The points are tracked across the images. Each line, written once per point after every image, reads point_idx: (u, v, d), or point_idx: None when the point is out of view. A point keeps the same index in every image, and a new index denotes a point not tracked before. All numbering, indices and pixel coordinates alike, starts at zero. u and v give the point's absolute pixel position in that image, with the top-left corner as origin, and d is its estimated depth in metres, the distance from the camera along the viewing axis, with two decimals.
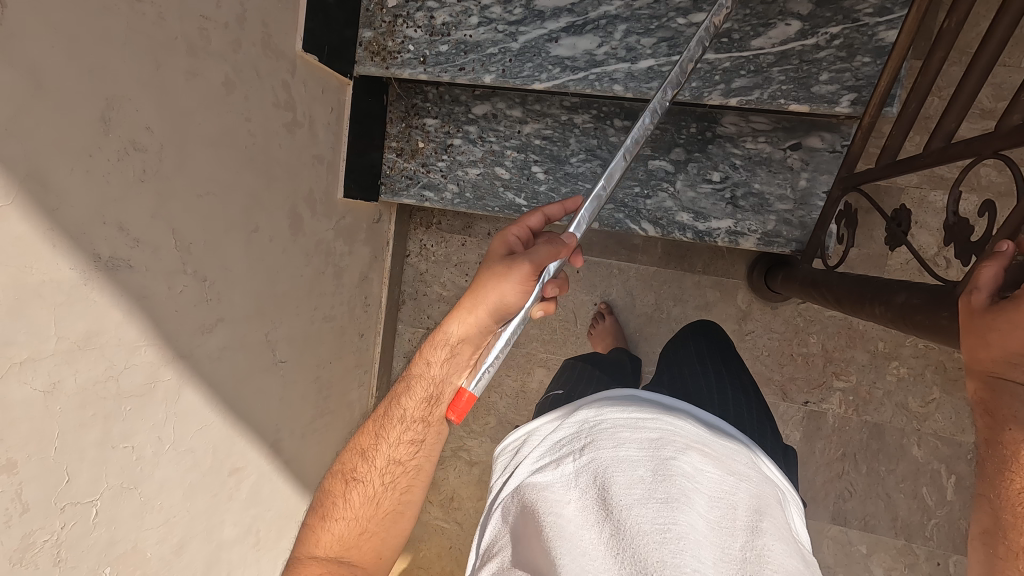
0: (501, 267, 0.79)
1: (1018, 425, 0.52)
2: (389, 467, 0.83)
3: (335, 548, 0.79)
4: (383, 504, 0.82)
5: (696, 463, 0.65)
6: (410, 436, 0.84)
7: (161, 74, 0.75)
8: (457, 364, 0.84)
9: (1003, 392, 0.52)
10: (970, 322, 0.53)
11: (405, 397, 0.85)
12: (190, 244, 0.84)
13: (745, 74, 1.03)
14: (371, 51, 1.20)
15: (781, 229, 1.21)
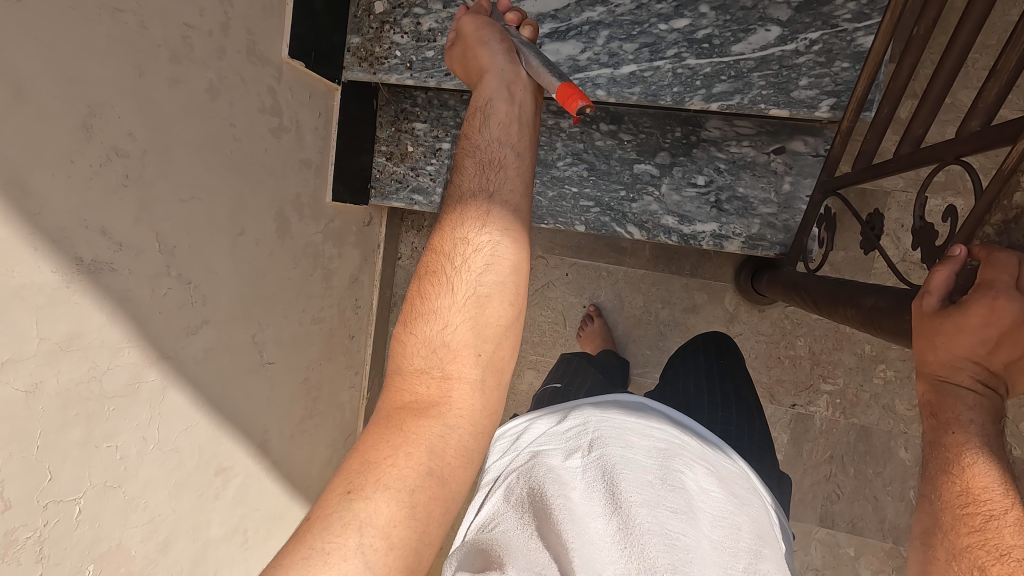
0: (476, 35, 0.76)
1: (959, 425, 0.54)
2: (460, 250, 0.68)
3: (424, 361, 0.63)
4: (463, 296, 0.65)
5: (704, 483, 0.68)
6: (474, 213, 0.70)
7: (143, 82, 0.77)
8: (505, 124, 0.74)
9: (948, 393, 0.55)
10: (919, 326, 0.55)
11: (455, 187, 0.74)
12: (173, 247, 0.86)
13: (726, 79, 1.04)
14: (359, 57, 1.22)
15: (765, 233, 1.22)
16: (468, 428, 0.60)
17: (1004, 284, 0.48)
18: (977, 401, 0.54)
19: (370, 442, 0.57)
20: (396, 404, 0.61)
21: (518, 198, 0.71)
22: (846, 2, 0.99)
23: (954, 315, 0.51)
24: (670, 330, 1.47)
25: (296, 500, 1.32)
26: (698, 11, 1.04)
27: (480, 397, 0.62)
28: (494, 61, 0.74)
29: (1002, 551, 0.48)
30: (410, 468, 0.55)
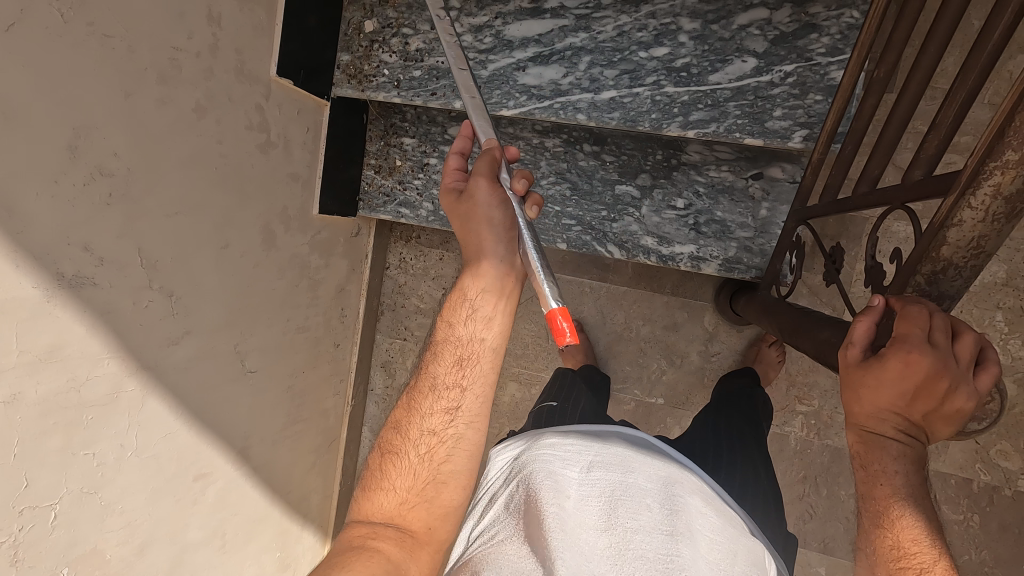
0: (486, 208, 0.82)
1: (882, 481, 0.58)
2: (435, 413, 0.79)
3: (383, 519, 0.73)
4: (423, 465, 0.77)
5: (700, 514, 0.69)
6: (444, 403, 0.80)
7: (130, 103, 0.79)
8: (487, 316, 0.84)
9: (875, 446, 0.58)
10: (844, 374, 0.58)
11: (428, 369, 0.83)
12: (156, 261, 0.88)
13: (703, 108, 1.07)
14: (348, 73, 1.24)
15: (742, 256, 1.24)
16: (419, 571, 0.70)
17: (919, 338, 0.51)
18: (898, 452, 0.57)
19: (336, 556, 0.65)
20: (355, 533, 0.71)
21: (484, 395, 0.81)
22: (821, 36, 1.01)
23: (878, 366, 0.54)
24: (651, 347, 1.49)
25: (276, 505, 1.35)
26: (677, 41, 1.07)
27: (427, 559, 0.72)
28: (495, 250, 0.83)
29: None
30: (372, 569, 0.63)
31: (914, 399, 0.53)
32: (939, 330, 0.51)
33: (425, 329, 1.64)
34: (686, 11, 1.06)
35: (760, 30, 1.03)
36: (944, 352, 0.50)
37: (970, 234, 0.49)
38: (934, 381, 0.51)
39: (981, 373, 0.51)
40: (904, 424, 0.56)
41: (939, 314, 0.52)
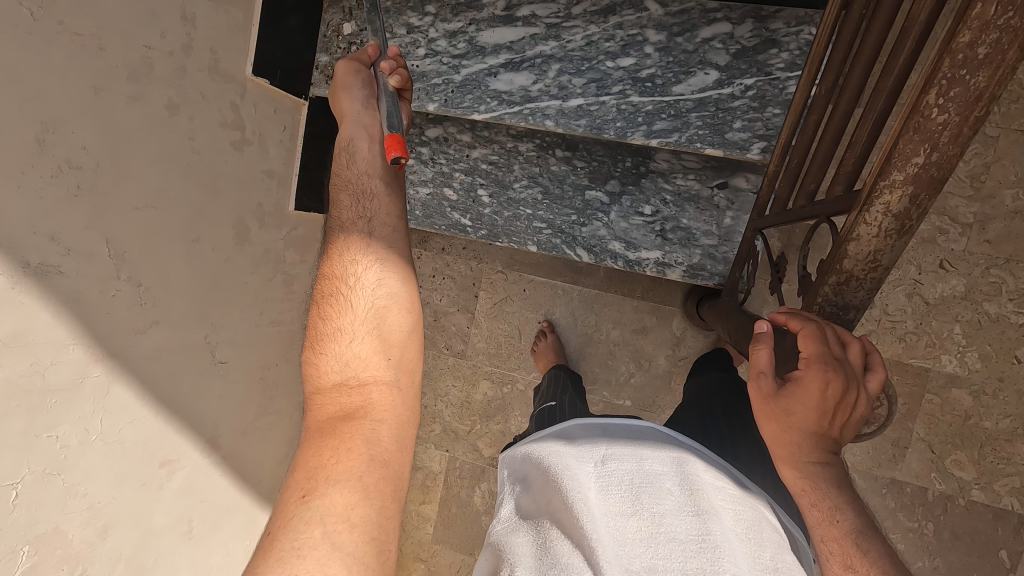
0: (343, 80, 0.96)
1: (833, 514, 0.64)
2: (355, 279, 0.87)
3: (338, 377, 0.79)
4: (363, 308, 0.84)
5: (727, 494, 0.67)
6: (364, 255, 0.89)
7: (100, 100, 0.82)
8: (367, 159, 0.94)
9: (814, 474, 0.66)
10: (777, 404, 0.68)
11: (339, 235, 0.91)
12: (125, 252, 0.91)
13: (666, 118, 1.09)
14: (326, 74, 1.27)
15: (705, 263, 1.27)
16: (393, 419, 0.75)
17: (828, 347, 0.64)
18: (836, 475, 0.66)
19: (311, 454, 0.69)
20: (321, 414, 0.75)
21: (393, 224, 0.92)
22: (780, 52, 1.04)
23: (804, 382, 0.65)
24: (620, 350, 1.52)
25: (246, 494, 1.38)
26: (643, 52, 1.09)
27: (390, 390, 0.77)
28: (353, 106, 0.95)
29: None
30: (355, 459, 0.68)
31: (838, 409, 0.65)
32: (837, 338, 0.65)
33: None
34: (652, 24, 1.09)
35: (723, 44, 1.06)
36: (846, 355, 0.64)
37: (869, 245, 0.52)
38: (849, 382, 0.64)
39: (869, 376, 0.66)
40: (831, 442, 0.67)
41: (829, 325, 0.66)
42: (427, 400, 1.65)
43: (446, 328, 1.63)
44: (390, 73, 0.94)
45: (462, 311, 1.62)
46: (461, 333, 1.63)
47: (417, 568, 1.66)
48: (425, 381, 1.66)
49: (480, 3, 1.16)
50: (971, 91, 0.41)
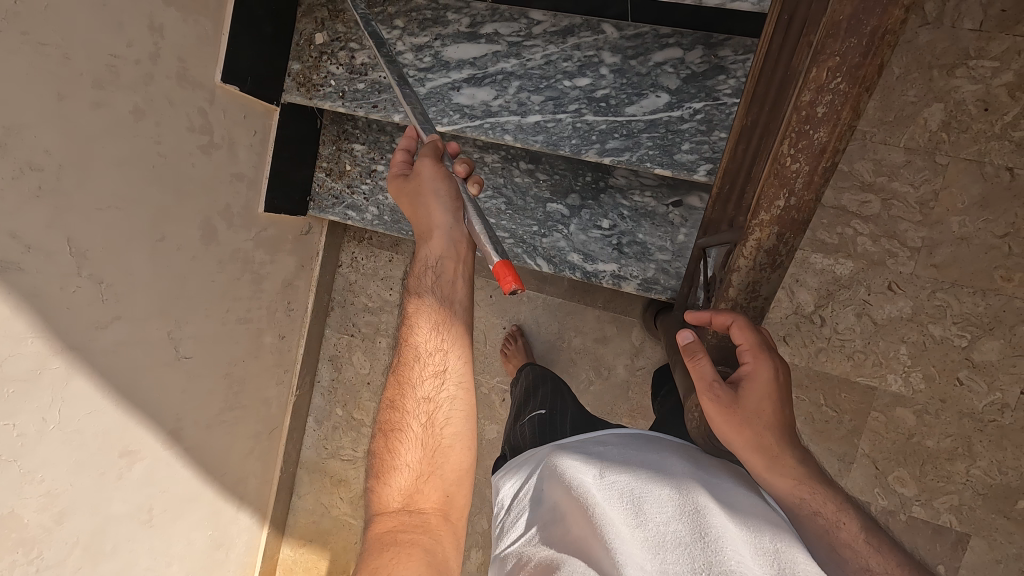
0: (429, 184, 0.89)
1: (816, 500, 0.75)
2: (422, 399, 0.88)
3: (400, 501, 0.81)
4: (421, 402, 0.87)
5: (716, 490, 0.76)
6: (432, 367, 0.89)
7: (64, 105, 0.87)
8: (450, 283, 0.92)
9: (786, 445, 0.77)
10: (742, 410, 0.75)
11: (409, 321, 0.92)
12: (86, 250, 0.96)
13: (618, 137, 1.13)
14: (298, 82, 1.31)
15: (659, 277, 1.30)
16: (450, 543, 0.76)
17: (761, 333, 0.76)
18: (813, 467, 0.78)
19: (375, 556, 0.72)
20: (383, 521, 0.78)
21: (463, 337, 0.91)
22: (728, 78, 1.08)
23: (755, 376, 0.75)
24: (580, 357, 1.56)
25: (209, 485, 1.42)
26: (598, 73, 1.14)
27: (450, 504, 0.81)
28: (444, 220, 0.90)
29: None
30: (416, 564, 0.71)
31: (784, 393, 0.77)
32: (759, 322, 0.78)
33: (371, 326, 1.70)
34: (608, 46, 1.13)
35: (674, 68, 1.10)
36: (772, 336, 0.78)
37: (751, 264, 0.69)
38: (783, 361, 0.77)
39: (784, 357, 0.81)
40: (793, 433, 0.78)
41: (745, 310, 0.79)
42: None
43: None
44: (463, 176, 0.91)
45: None
46: None
47: None
48: None
49: (446, 20, 1.20)
50: (815, 143, 0.58)
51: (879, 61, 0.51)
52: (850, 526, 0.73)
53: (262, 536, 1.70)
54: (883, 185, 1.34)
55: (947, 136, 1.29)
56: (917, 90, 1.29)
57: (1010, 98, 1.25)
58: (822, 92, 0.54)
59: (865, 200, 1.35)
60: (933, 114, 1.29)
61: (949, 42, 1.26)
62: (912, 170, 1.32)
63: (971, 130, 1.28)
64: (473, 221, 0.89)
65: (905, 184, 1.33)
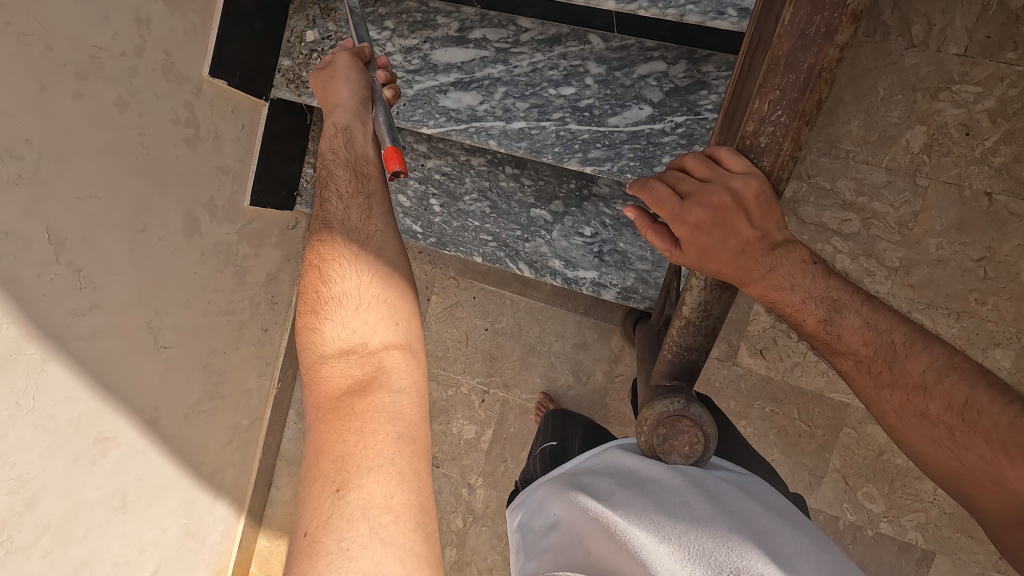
0: (343, 72, 0.94)
1: (809, 310, 0.67)
2: (350, 250, 0.86)
3: (346, 355, 0.77)
4: (362, 270, 0.84)
5: (728, 496, 0.74)
6: (356, 212, 0.89)
7: (45, 95, 0.89)
8: (360, 136, 0.93)
9: (772, 274, 0.66)
10: (699, 262, 0.66)
11: (326, 211, 0.91)
12: (65, 239, 0.97)
13: (601, 147, 1.14)
14: (287, 78, 1.32)
15: (638, 287, 1.32)
16: (411, 389, 0.73)
17: (675, 208, 0.63)
18: (795, 262, 0.66)
19: (337, 440, 0.68)
20: (333, 391, 0.74)
21: (384, 197, 0.92)
22: (710, 94, 1.10)
23: (690, 248, 0.65)
24: (560, 361, 1.57)
25: (185, 474, 1.43)
26: (584, 82, 1.15)
27: (406, 355, 0.77)
28: (347, 99, 0.93)
29: (921, 384, 0.65)
30: (384, 441, 0.67)
31: (734, 230, 0.63)
32: (678, 186, 0.65)
33: None
34: (594, 57, 1.14)
35: (658, 81, 1.12)
36: (695, 191, 0.63)
37: (705, 279, 0.70)
38: (724, 208, 0.62)
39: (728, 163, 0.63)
40: (765, 242, 0.65)
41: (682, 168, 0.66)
42: None
43: None
44: (384, 83, 0.97)
45: None
46: None
47: None
48: None
49: (435, 23, 1.22)
50: (760, 171, 0.62)
51: (816, 96, 0.57)
52: (849, 328, 0.67)
53: (238, 526, 1.71)
54: (863, 204, 1.35)
55: (927, 159, 1.31)
56: (901, 112, 1.30)
57: (991, 124, 1.26)
58: (764, 122, 0.60)
59: (846, 218, 1.36)
60: (916, 136, 1.30)
61: (933, 65, 1.27)
62: (893, 190, 1.33)
63: (952, 152, 1.29)
64: (378, 107, 0.92)
65: (886, 204, 1.34)
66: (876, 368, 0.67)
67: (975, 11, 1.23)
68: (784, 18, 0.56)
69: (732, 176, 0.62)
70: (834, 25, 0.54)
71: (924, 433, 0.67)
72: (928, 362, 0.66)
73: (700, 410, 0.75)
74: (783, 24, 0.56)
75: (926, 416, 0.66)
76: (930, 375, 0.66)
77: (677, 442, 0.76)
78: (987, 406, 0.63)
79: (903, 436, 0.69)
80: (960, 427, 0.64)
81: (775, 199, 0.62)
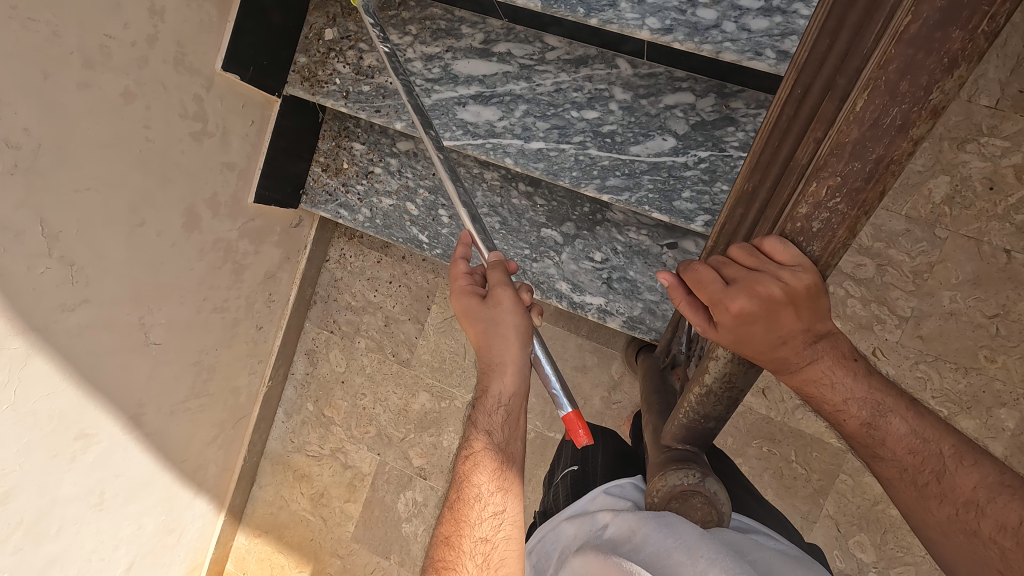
0: (502, 304, 0.84)
1: (850, 410, 0.61)
2: (478, 532, 0.76)
3: None
4: (477, 552, 0.74)
5: (739, 544, 0.68)
6: (489, 505, 0.78)
7: (48, 84, 0.85)
8: (507, 413, 0.83)
9: (814, 368, 0.60)
10: (732, 346, 0.60)
11: (466, 482, 0.80)
12: (59, 232, 0.93)
13: (619, 176, 1.11)
14: (302, 75, 1.28)
15: (645, 317, 1.29)
16: None
17: (716, 292, 0.58)
18: (838, 356, 0.60)
19: None
20: None
21: (511, 489, 0.80)
22: (736, 131, 1.06)
23: (725, 332, 0.59)
24: None
25: (167, 470, 1.39)
26: (607, 108, 1.12)
27: None
28: (513, 349, 0.83)
29: (972, 499, 0.58)
30: None
31: (779, 321, 0.57)
32: (722, 270, 0.60)
33: (352, 326, 1.65)
34: (620, 82, 1.11)
35: (683, 113, 1.09)
36: (741, 278, 0.58)
37: (731, 353, 0.65)
38: (771, 300, 0.56)
39: (783, 258, 0.57)
40: (809, 334, 0.58)
41: (730, 253, 0.61)
42: (366, 402, 1.66)
43: (395, 335, 1.63)
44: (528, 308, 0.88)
45: (413, 321, 1.61)
46: (408, 342, 1.62)
47: (333, 564, 1.67)
48: (367, 383, 1.65)
49: (459, 33, 1.18)
50: (807, 256, 0.57)
51: (881, 188, 0.52)
52: (894, 433, 0.61)
53: (216, 524, 1.67)
54: (880, 250, 1.32)
55: (948, 210, 1.28)
56: (925, 159, 1.27)
57: (1016, 180, 1.24)
58: (819, 208, 0.54)
59: (860, 263, 1.34)
60: (939, 185, 1.28)
61: (963, 116, 1.24)
62: (911, 239, 1.31)
63: (974, 207, 1.27)
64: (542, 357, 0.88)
65: (902, 252, 1.32)
66: (921, 478, 0.60)
67: (1009, 64, 1.20)
68: (855, 102, 0.49)
69: (783, 267, 0.56)
70: (913, 118, 0.48)
71: (972, 555, 0.58)
72: (979, 478, 0.58)
73: (715, 486, 0.72)
74: (854, 107, 0.49)
75: (976, 537, 0.58)
76: (981, 490, 0.58)
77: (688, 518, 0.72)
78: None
79: (943, 556, 0.61)
80: (1015, 552, 0.55)
81: (825, 292, 0.57)
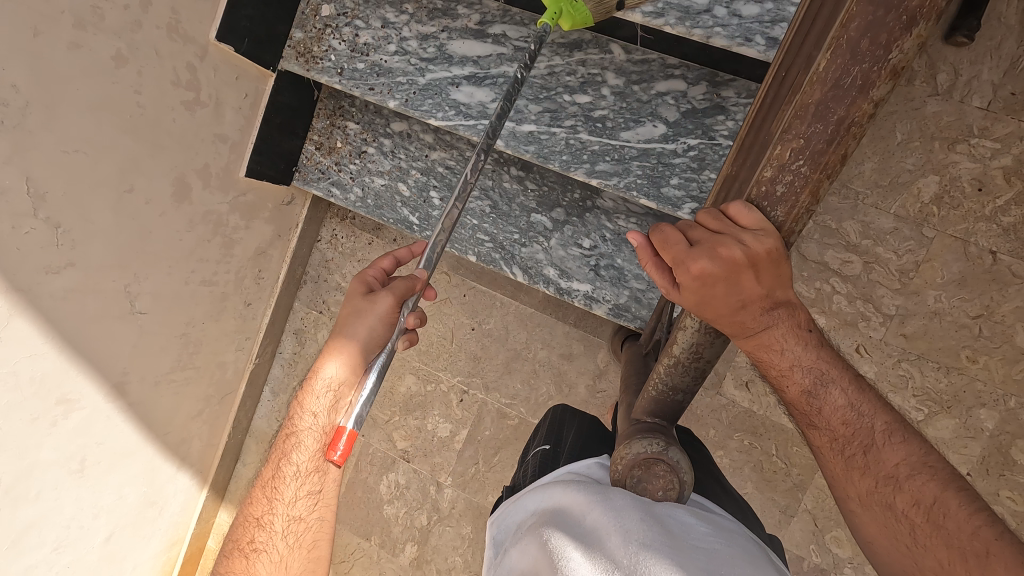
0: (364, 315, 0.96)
1: (794, 376, 0.63)
2: (310, 431, 0.93)
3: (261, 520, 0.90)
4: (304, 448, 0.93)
5: (686, 519, 0.70)
6: (324, 406, 0.94)
7: (38, 42, 0.86)
8: (344, 383, 0.95)
9: (767, 333, 0.61)
10: (693, 306, 0.60)
11: (315, 381, 0.96)
12: (45, 193, 0.93)
13: (609, 160, 1.11)
14: (297, 51, 1.28)
15: (631, 305, 1.29)
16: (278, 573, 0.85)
17: (680, 252, 0.58)
18: (792, 325, 0.62)
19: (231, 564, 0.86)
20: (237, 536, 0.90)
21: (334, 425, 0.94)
22: (727, 120, 1.07)
23: (688, 293, 0.59)
24: (543, 370, 1.55)
25: (150, 441, 1.40)
26: (599, 92, 1.12)
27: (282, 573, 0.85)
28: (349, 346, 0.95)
29: (891, 474, 0.61)
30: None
31: (740, 285, 0.58)
32: (689, 233, 0.60)
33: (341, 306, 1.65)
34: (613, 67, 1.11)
35: (675, 100, 1.09)
36: (707, 240, 0.58)
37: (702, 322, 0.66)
38: (735, 263, 0.56)
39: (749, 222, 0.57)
40: (768, 300, 0.60)
41: (699, 217, 0.61)
42: None
43: None
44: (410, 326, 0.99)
45: None
46: None
47: None
48: None
49: (456, 13, 1.18)
50: (771, 221, 0.58)
51: (842, 151, 0.54)
52: (832, 404, 0.63)
53: (198, 500, 1.67)
54: (868, 248, 1.33)
55: (936, 210, 1.28)
56: (916, 159, 1.28)
57: (1005, 182, 1.24)
58: (784, 171, 0.56)
59: (847, 259, 1.34)
60: (929, 185, 1.28)
61: (955, 116, 1.25)
62: (899, 237, 1.31)
63: (962, 207, 1.27)
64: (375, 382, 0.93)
65: (890, 251, 1.32)
66: (850, 450, 0.63)
67: (1003, 66, 1.21)
68: (819, 62, 0.52)
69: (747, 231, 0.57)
70: (874, 77, 0.50)
71: (884, 526, 0.61)
72: (903, 454, 0.61)
73: (679, 455, 0.74)
74: (819, 67, 0.52)
75: (891, 509, 0.60)
76: (903, 466, 0.61)
77: (652, 486, 0.73)
78: (954, 509, 0.57)
79: (860, 528, 0.64)
80: (926, 526, 0.58)
81: (787, 260, 0.58)
